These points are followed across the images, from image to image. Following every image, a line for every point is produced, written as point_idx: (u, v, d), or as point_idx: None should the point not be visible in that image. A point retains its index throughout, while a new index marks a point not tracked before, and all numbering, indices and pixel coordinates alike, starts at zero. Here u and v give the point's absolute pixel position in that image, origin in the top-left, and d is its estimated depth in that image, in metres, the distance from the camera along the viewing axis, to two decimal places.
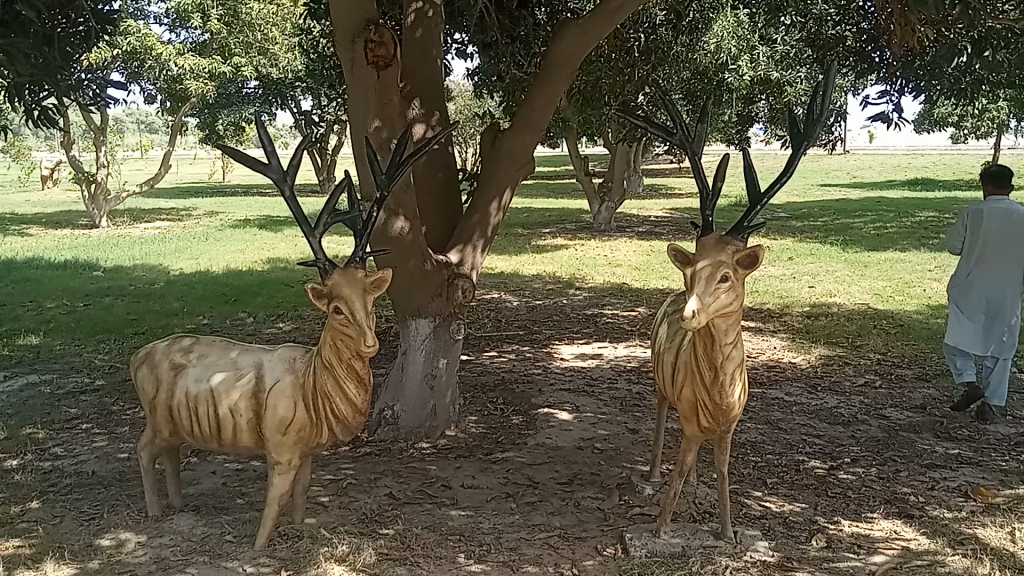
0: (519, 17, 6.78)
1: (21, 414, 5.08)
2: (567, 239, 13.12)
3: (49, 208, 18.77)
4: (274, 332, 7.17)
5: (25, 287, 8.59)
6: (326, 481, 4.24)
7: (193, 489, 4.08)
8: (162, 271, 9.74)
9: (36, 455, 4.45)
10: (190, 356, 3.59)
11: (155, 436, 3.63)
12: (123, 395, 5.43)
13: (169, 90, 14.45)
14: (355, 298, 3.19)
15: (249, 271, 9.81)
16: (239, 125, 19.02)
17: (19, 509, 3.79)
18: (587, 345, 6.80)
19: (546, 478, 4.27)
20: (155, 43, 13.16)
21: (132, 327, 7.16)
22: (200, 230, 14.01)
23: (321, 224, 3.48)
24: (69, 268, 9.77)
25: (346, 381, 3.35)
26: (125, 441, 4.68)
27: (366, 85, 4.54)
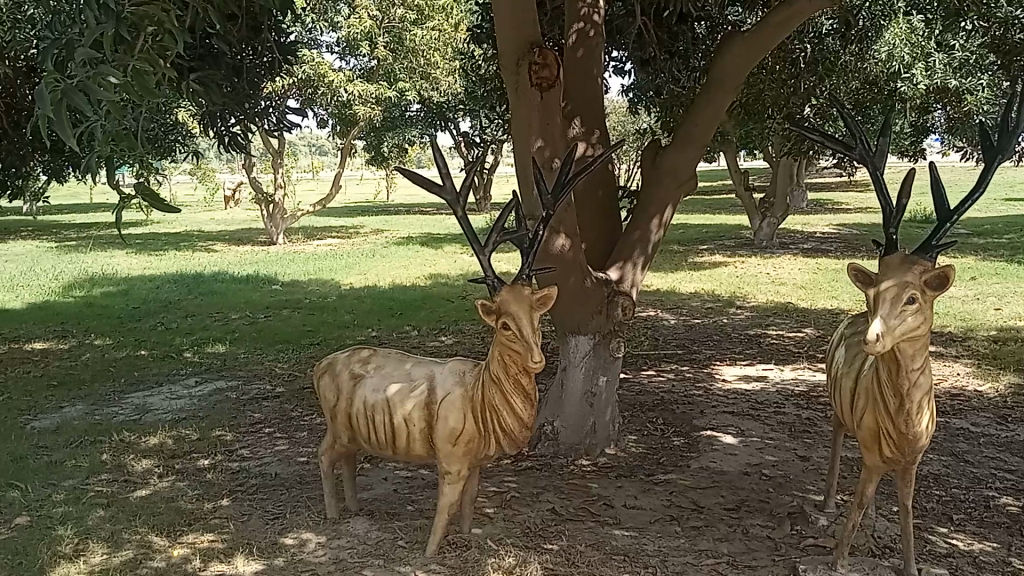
0: (678, 32, 6.71)
1: (213, 416, 5.48)
2: (726, 256, 12.81)
3: (233, 226, 20.29)
4: (437, 346, 7.40)
5: (212, 300, 9.29)
6: (491, 493, 4.32)
7: (367, 494, 4.26)
8: (333, 286, 10.28)
9: (225, 456, 4.79)
10: (368, 366, 3.76)
11: (334, 441, 3.82)
12: (301, 403, 5.76)
13: (339, 115, 15.22)
14: (523, 315, 3.25)
15: (412, 286, 10.18)
16: (403, 147, 19.86)
17: (213, 506, 4.07)
18: (750, 367, 6.59)
19: (712, 503, 4.16)
20: (327, 71, 14.00)
21: (306, 338, 7.58)
22: (367, 247, 14.70)
23: (491, 242, 3.55)
24: (252, 282, 10.49)
25: (513, 396, 3.40)
26: (304, 445, 4.96)
27: (530, 105, 4.62)
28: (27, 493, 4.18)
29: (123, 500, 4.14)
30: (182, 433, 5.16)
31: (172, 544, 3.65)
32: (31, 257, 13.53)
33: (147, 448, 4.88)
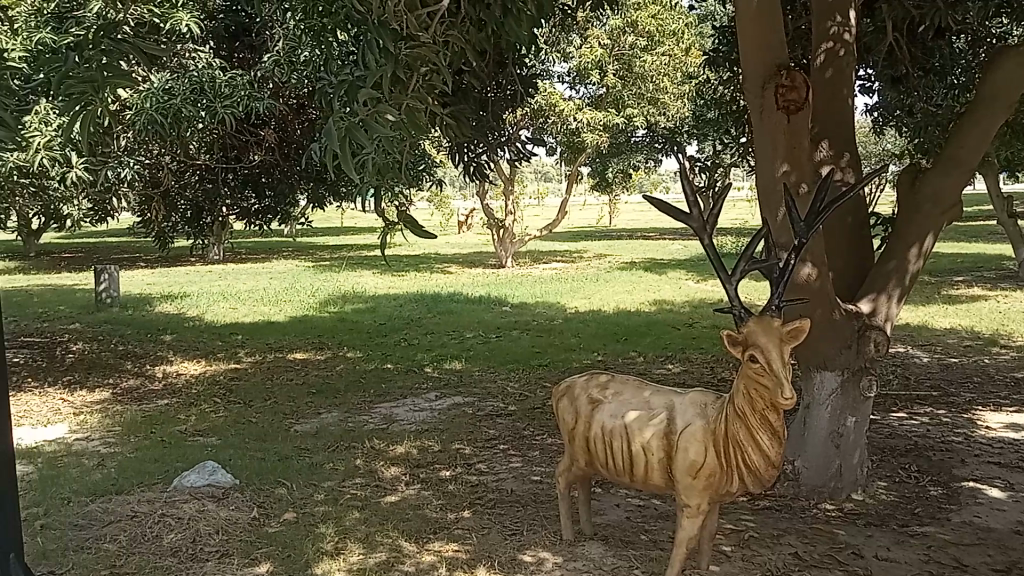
0: (934, 47, 6.20)
1: (452, 429, 5.77)
2: (985, 289, 11.67)
3: (464, 249, 21.37)
4: (665, 372, 7.33)
5: (449, 319, 9.82)
6: (727, 530, 4.19)
7: (601, 519, 4.28)
8: (560, 309, 10.51)
9: (465, 469, 5.01)
10: (606, 392, 3.78)
11: (572, 464, 3.88)
12: (534, 423, 5.91)
13: (568, 142, 15.59)
14: (772, 348, 3.13)
15: (638, 312, 10.18)
16: (628, 172, 19.97)
17: (455, 516, 4.27)
18: (1019, 415, 5.94)
19: (978, 563, 3.79)
20: (558, 100, 14.45)
21: (537, 359, 7.79)
22: (592, 271, 14.89)
23: (740, 271, 3.45)
24: (484, 303, 10.98)
25: (759, 431, 3.29)
26: (538, 464, 5.08)
27: (776, 130, 4.48)
28: (293, 490, 4.58)
29: (374, 504, 4.43)
30: (425, 443, 5.46)
31: (420, 550, 3.85)
32: (292, 275, 15.00)
33: (395, 456, 5.22)
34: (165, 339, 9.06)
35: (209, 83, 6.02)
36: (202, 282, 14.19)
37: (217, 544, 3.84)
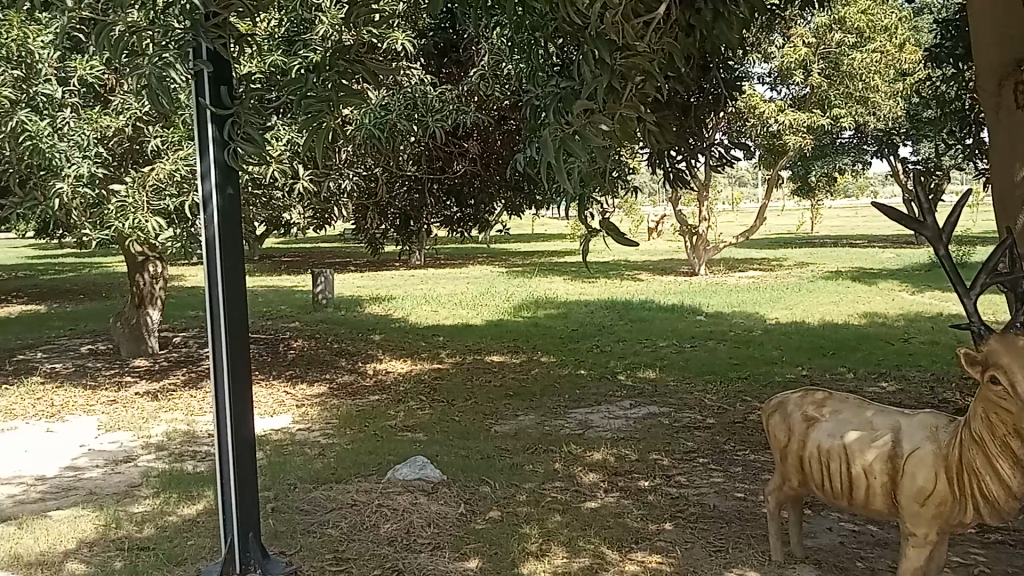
0: None
1: (649, 439, 5.71)
2: None
3: (657, 257, 21.12)
4: (877, 390, 6.88)
5: (644, 326, 9.74)
6: (955, 564, 3.87)
7: (812, 542, 4.09)
8: (760, 319, 10.15)
9: (664, 481, 4.95)
10: (823, 410, 3.59)
11: (784, 483, 3.72)
12: (734, 437, 5.74)
13: (768, 146, 15.03)
14: (1018, 370, 2.85)
15: (846, 324, 9.62)
16: (832, 176, 18.94)
17: (657, 528, 4.22)
18: None
19: None
20: (759, 102, 13.97)
21: (735, 371, 7.55)
22: (793, 281, 14.25)
23: (979, 285, 3.17)
24: (679, 311, 10.80)
25: (999, 460, 3.01)
26: (740, 481, 4.93)
27: (1015, 130, 4.07)
28: (496, 489, 4.71)
29: (576, 509, 4.48)
30: (622, 452, 5.45)
31: (623, 559, 3.85)
32: (487, 280, 15.46)
33: (593, 463, 5.24)
34: (374, 338, 9.62)
35: (421, 99, 6.33)
36: (406, 286, 14.96)
37: (428, 537, 4.02)
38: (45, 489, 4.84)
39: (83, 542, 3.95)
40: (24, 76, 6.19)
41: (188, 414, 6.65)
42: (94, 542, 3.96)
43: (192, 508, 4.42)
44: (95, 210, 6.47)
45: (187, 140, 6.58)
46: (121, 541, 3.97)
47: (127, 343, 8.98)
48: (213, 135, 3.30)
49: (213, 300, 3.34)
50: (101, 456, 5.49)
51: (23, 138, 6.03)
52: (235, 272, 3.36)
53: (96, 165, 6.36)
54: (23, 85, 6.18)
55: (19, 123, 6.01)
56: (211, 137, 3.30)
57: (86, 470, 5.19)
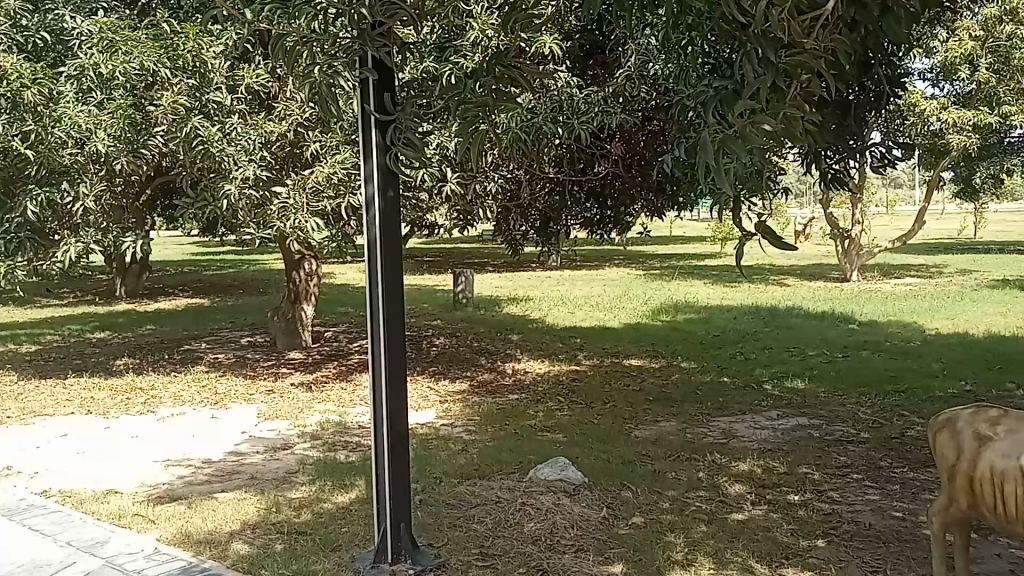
0: None
1: (799, 452, 5.51)
2: None
3: (803, 262, 20.37)
4: None
5: (791, 334, 9.41)
6: None
7: (979, 569, 3.83)
8: (918, 329, 9.60)
9: (815, 495, 4.76)
10: (998, 429, 3.34)
11: (951, 504, 3.49)
12: (891, 454, 5.44)
13: (929, 146, 14.24)
14: None
15: (1016, 337, 8.95)
16: (1000, 177, 17.70)
17: (808, 544, 4.06)
18: None
19: None
20: (919, 100, 13.27)
21: (891, 384, 7.16)
22: (955, 289, 13.41)
23: None
24: (828, 319, 10.37)
25: None
26: (898, 500, 4.67)
27: None
28: (638, 494, 4.67)
29: (722, 519, 4.37)
30: (769, 463, 5.28)
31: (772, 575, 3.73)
32: (626, 282, 15.38)
33: (739, 473, 5.11)
34: (514, 338, 9.75)
35: (567, 102, 6.38)
36: (545, 287, 15.09)
37: (572, 538, 4.03)
38: (211, 471, 5.17)
39: (246, 523, 4.20)
40: (198, 86, 6.66)
41: (338, 406, 6.95)
42: (256, 524, 4.20)
43: (345, 496, 4.62)
44: (259, 211, 6.77)
45: (343, 145, 6.92)
46: (280, 525, 4.19)
47: (282, 336, 9.48)
48: (376, 140, 3.45)
49: (373, 305, 3.48)
50: (260, 443, 5.82)
51: (196, 143, 6.49)
52: (393, 272, 3.48)
53: (261, 169, 6.71)
54: (196, 94, 6.65)
55: (193, 129, 6.50)
56: (374, 142, 3.45)
57: (246, 456, 5.51)
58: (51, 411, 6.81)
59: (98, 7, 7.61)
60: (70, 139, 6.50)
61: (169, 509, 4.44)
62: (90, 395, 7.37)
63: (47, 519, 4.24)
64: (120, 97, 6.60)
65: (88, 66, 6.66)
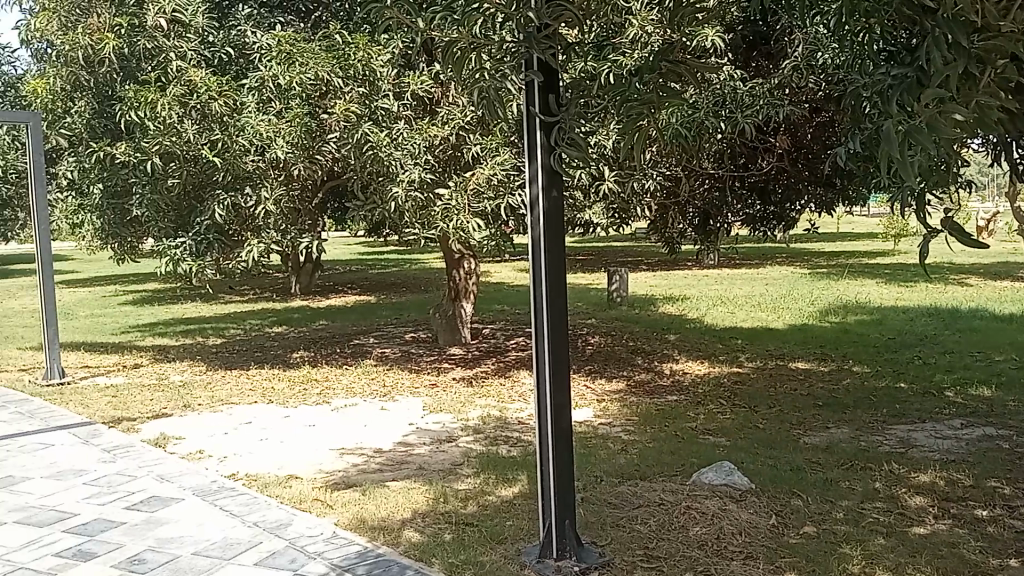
0: None
1: (986, 464, 5.12)
2: None
3: (986, 260, 18.91)
4: None
5: (974, 338, 8.76)
6: None
7: None
8: None
9: (1006, 511, 4.41)
10: None
11: None
12: None
13: None
14: None
15: None
16: None
17: (999, 564, 3.78)
18: None
19: None
20: None
21: None
22: None
23: None
24: (1017, 322, 9.57)
25: None
26: None
27: None
28: (810, 503, 4.49)
29: (901, 533, 4.14)
30: (953, 475, 4.94)
31: None
32: (788, 281, 14.82)
33: (919, 485, 4.81)
34: (671, 338, 9.61)
35: (731, 95, 6.20)
36: (702, 286, 14.78)
37: (740, 545, 3.93)
38: (383, 461, 5.41)
39: (417, 512, 4.37)
40: (368, 93, 7.02)
41: (500, 401, 7.09)
42: (426, 513, 4.37)
43: (509, 490, 4.72)
44: (424, 212, 7.01)
45: (503, 146, 7.02)
46: (448, 515, 4.33)
47: (444, 333, 9.77)
48: (542, 141, 3.45)
49: (538, 313, 3.50)
50: (426, 435, 6.03)
51: (366, 148, 6.83)
52: (557, 272, 3.48)
53: (425, 171, 6.94)
54: (366, 101, 7.00)
55: (363, 135, 6.84)
56: (539, 143, 3.46)
57: (414, 447, 5.73)
58: (236, 399, 7.34)
59: (276, 22, 7.81)
60: (253, 146, 6.96)
61: (345, 495, 4.68)
62: (271, 386, 7.89)
63: (237, 500, 4.58)
64: (297, 106, 6.96)
65: (268, 77, 7.04)
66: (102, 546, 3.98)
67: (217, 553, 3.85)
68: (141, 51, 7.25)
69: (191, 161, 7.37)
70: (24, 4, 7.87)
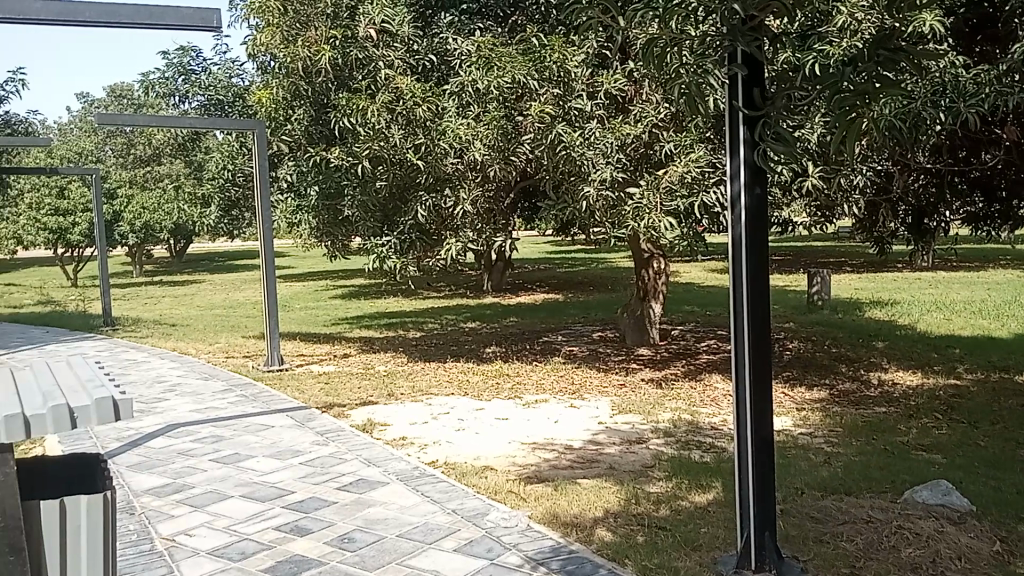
0: None
1: None
2: None
3: None
4: None
5: None
6: None
7: None
8: None
9: None
10: None
11: None
12: None
13: None
14: None
15: None
16: None
17: None
18: None
19: None
20: None
21: None
22: None
23: None
24: None
25: None
26: None
27: None
28: None
29: None
30: None
31: None
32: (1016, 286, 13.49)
33: None
34: (878, 345, 9.02)
35: (952, 82, 5.74)
36: (913, 290, 13.77)
37: (958, 571, 3.63)
38: (573, 458, 5.45)
39: (609, 511, 4.37)
40: (562, 94, 7.09)
41: (691, 405, 6.95)
42: (617, 513, 4.36)
43: (704, 496, 4.61)
44: (614, 211, 7.01)
45: (698, 143, 6.88)
46: (641, 517, 4.30)
47: (632, 333, 9.71)
48: (744, 136, 3.29)
49: (738, 314, 3.34)
50: (616, 435, 6.02)
51: (559, 149, 6.90)
52: (759, 272, 3.29)
53: (617, 170, 6.90)
54: (561, 101, 7.09)
55: (557, 136, 6.90)
56: (742, 138, 3.29)
57: (605, 446, 5.73)
58: (434, 390, 7.68)
59: (475, 28, 8.04)
60: (452, 150, 7.21)
61: (538, 489, 4.76)
62: (466, 378, 8.20)
63: (436, 487, 4.77)
64: (494, 109, 7.15)
65: (468, 82, 7.31)
66: (315, 523, 4.28)
67: (418, 537, 4.03)
68: (353, 60, 7.80)
69: (396, 164, 7.71)
70: (250, 22, 8.55)
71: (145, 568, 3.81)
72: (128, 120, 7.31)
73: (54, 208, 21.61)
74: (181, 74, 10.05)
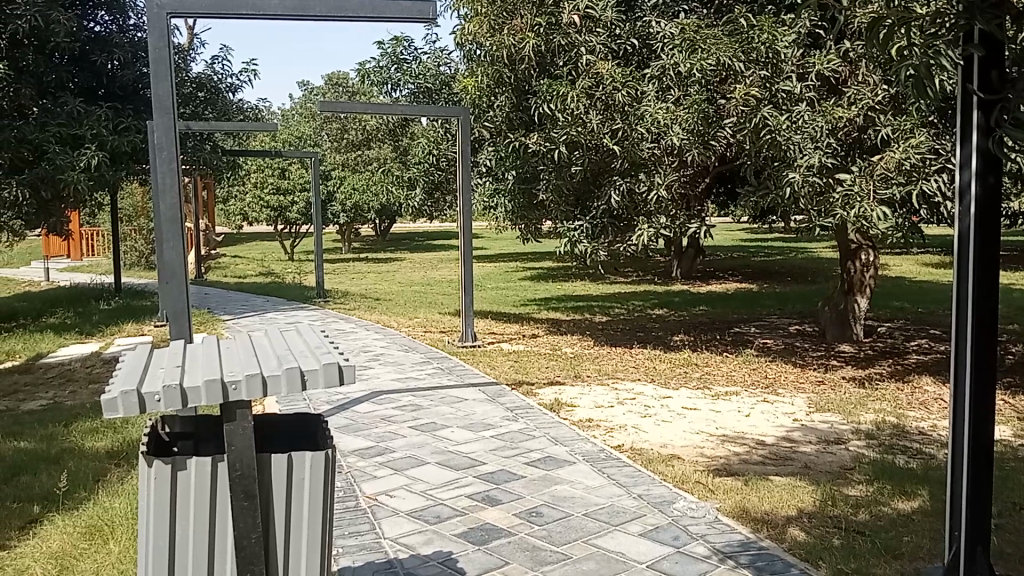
0: None
1: None
2: None
3: None
4: None
5: None
6: None
7: None
8: None
9: None
10: None
11: None
12: None
13: None
14: None
15: None
16: None
17: None
18: None
19: None
20: None
21: None
22: None
23: None
24: None
25: None
26: None
27: None
28: None
29: None
30: None
31: None
32: None
33: None
34: None
35: None
36: None
37: None
38: (765, 454, 5.30)
39: (802, 511, 4.23)
40: (770, 75, 6.87)
41: (896, 407, 6.54)
42: (812, 514, 4.20)
43: (907, 504, 4.34)
44: (821, 198, 6.70)
45: (919, 128, 6.42)
46: (837, 520, 4.12)
47: (833, 327, 9.26)
48: (978, 122, 3.03)
49: (960, 311, 3.10)
50: (813, 434, 5.78)
51: (765, 133, 6.68)
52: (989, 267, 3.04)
53: (826, 156, 6.58)
54: (768, 84, 6.86)
55: (762, 119, 6.68)
56: (975, 124, 3.03)
57: (800, 444, 5.52)
58: (621, 375, 7.71)
59: (680, 10, 7.99)
60: (650, 133, 7.12)
61: (726, 482, 4.68)
62: (654, 365, 8.17)
63: (622, 471, 4.80)
64: (695, 93, 6.97)
65: (670, 65, 7.15)
66: (505, 495, 4.45)
67: (604, 518, 4.09)
68: (556, 46, 7.86)
69: (593, 149, 7.78)
70: (459, 11, 8.88)
71: (351, 523, 4.12)
72: (346, 107, 7.83)
73: (276, 188, 23.58)
74: (395, 62, 10.64)
